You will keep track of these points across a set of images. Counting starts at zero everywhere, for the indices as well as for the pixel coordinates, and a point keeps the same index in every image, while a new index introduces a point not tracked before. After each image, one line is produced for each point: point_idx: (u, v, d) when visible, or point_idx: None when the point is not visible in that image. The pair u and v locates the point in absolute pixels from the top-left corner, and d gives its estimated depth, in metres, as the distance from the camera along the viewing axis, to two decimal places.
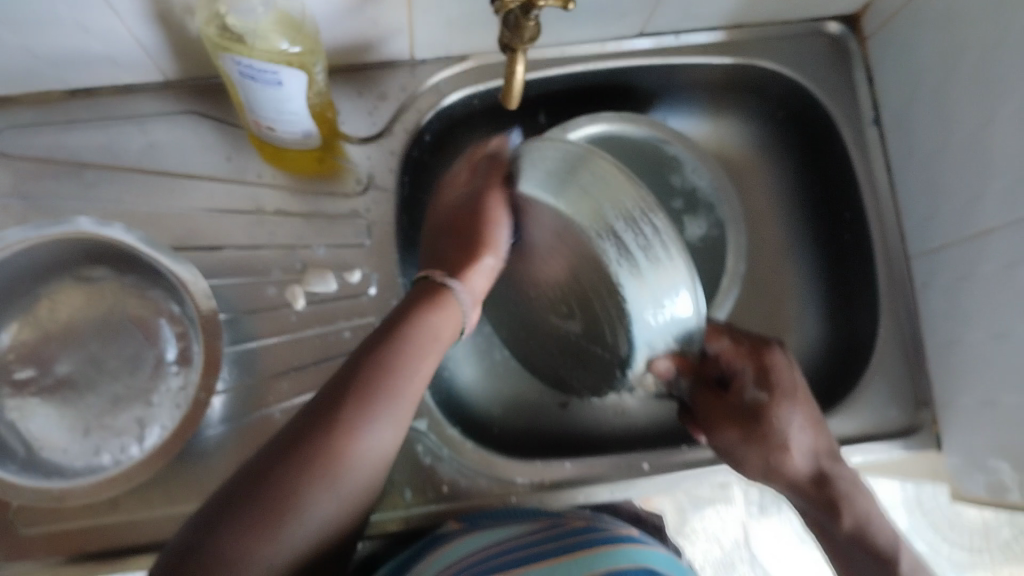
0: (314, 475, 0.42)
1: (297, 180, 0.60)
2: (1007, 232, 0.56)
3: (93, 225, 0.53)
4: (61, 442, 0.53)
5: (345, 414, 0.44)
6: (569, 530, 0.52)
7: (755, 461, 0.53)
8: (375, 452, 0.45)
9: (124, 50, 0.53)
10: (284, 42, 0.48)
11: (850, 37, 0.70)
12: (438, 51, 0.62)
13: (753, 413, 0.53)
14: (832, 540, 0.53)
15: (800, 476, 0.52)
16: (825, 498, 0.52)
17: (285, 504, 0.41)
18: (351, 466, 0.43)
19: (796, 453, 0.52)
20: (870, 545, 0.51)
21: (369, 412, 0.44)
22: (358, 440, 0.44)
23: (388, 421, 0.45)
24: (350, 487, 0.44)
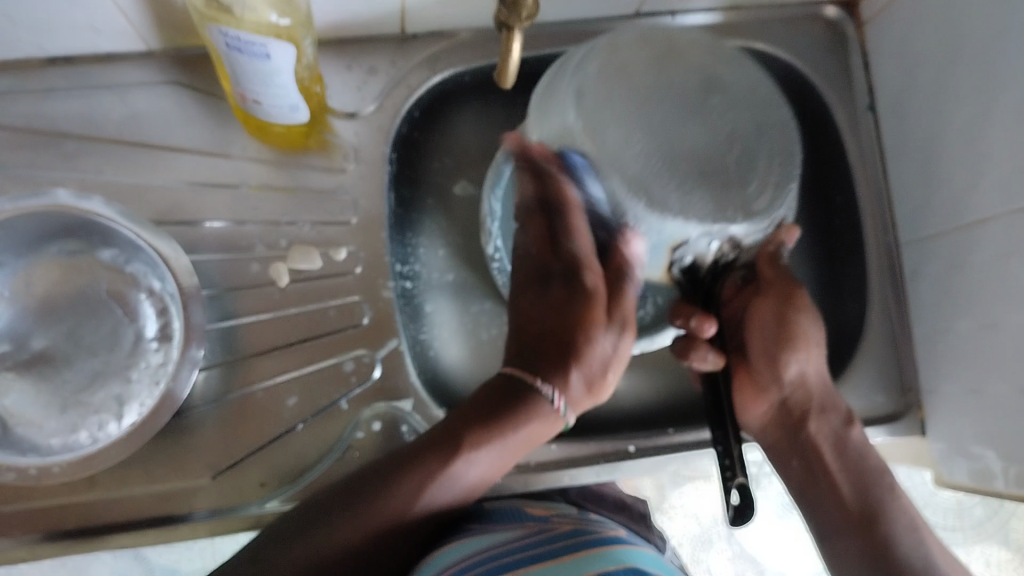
0: (384, 515, 0.50)
1: (283, 154, 0.59)
2: (999, 223, 0.55)
3: (72, 198, 0.52)
4: (39, 418, 0.52)
5: (444, 457, 0.52)
6: (558, 533, 0.53)
7: (804, 352, 0.57)
8: (460, 489, 0.53)
9: (106, 17, 0.52)
10: (272, 14, 0.47)
11: (848, 21, 0.69)
12: (429, 25, 0.61)
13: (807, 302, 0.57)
14: (846, 454, 0.56)
15: (821, 384, 0.57)
16: (839, 407, 0.57)
17: (360, 527, 0.50)
18: (436, 496, 0.52)
19: (819, 359, 0.57)
20: (873, 468, 0.55)
21: (460, 460, 0.52)
22: (441, 487, 0.52)
23: (482, 465, 0.53)
24: (415, 523, 0.52)
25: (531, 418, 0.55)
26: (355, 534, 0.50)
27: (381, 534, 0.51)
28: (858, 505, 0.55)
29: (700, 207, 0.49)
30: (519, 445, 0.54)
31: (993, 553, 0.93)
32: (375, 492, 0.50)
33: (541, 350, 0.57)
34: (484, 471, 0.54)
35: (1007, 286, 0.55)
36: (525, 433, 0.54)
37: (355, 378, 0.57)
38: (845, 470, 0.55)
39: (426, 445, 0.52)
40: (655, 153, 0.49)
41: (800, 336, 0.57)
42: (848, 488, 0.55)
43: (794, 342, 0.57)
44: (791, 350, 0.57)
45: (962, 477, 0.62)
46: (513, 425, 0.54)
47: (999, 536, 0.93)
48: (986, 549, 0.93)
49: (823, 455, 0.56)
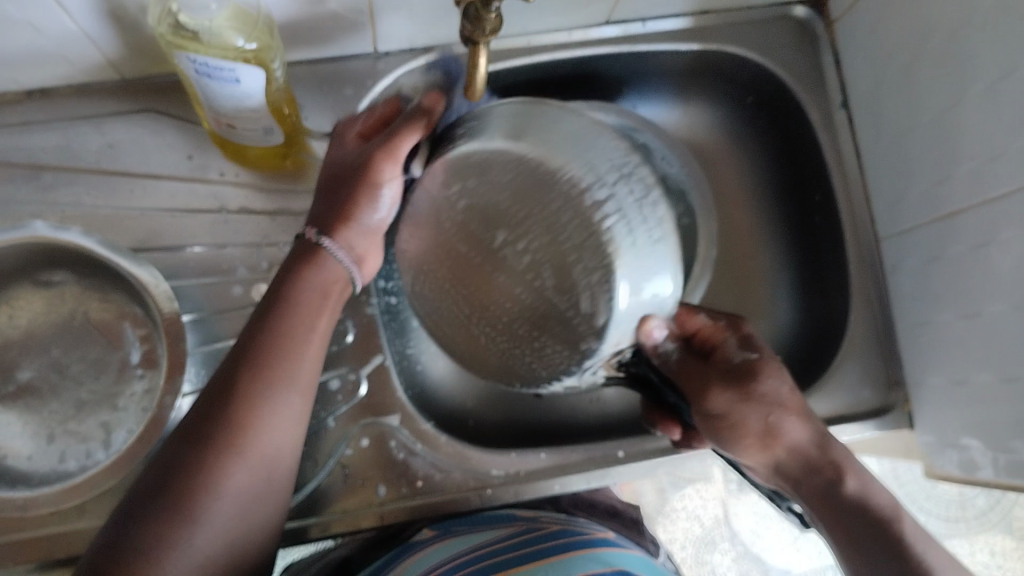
0: (229, 453, 0.45)
1: (262, 177, 0.59)
2: (976, 213, 0.56)
3: (51, 229, 0.52)
4: (28, 449, 0.52)
5: (254, 407, 0.46)
6: (544, 534, 0.56)
7: (754, 422, 0.52)
8: (293, 414, 0.48)
9: (79, 49, 0.52)
10: (239, 39, 0.47)
11: (817, 20, 0.69)
12: (400, 43, 0.61)
13: (747, 372, 0.52)
14: (835, 511, 0.50)
15: (799, 441, 0.52)
16: (827, 460, 0.51)
17: (200, 485, 0.44)
18: (258, 455, 0.46)
19: (793, 418, 0.52)
20: (872, 508, 0.49)
21: (275, 387, 0.47)
22: (274, 408, 0.47)
23: (297, 387, 0.49)
24: (267, 456, 0.47)
25: (323, 278, 0.51)
26: (209, 507, 0.44)
27: (213, 509, 0.44)
28: (858, 558, 0.48)
29: (588, 301, 0.52)
30: (322, 330, 0.51)
31: (997, 543, 0.93)
32: (208, 437, 0.45)
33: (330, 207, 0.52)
34: (293, 425, 0.48)
35: (986, 275, 0.56)
36: (320, 313, 0.50)
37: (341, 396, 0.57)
38: (837, 528, 0.50)
39: (236, 392, 0.46)
40: (547, 257, 0.53)
41: (742, 428, 0.52)
42: (845, 544, 0.49)
43: (734, 422, 0.52)
44: (735, 434, 0.53)
45: (951, 469, 0.62)
46: (303, 287, 0.50)
47: (1003, 526, 0.93)
48: (990, 539, 0.93)
49: (820, 518, 0.51)
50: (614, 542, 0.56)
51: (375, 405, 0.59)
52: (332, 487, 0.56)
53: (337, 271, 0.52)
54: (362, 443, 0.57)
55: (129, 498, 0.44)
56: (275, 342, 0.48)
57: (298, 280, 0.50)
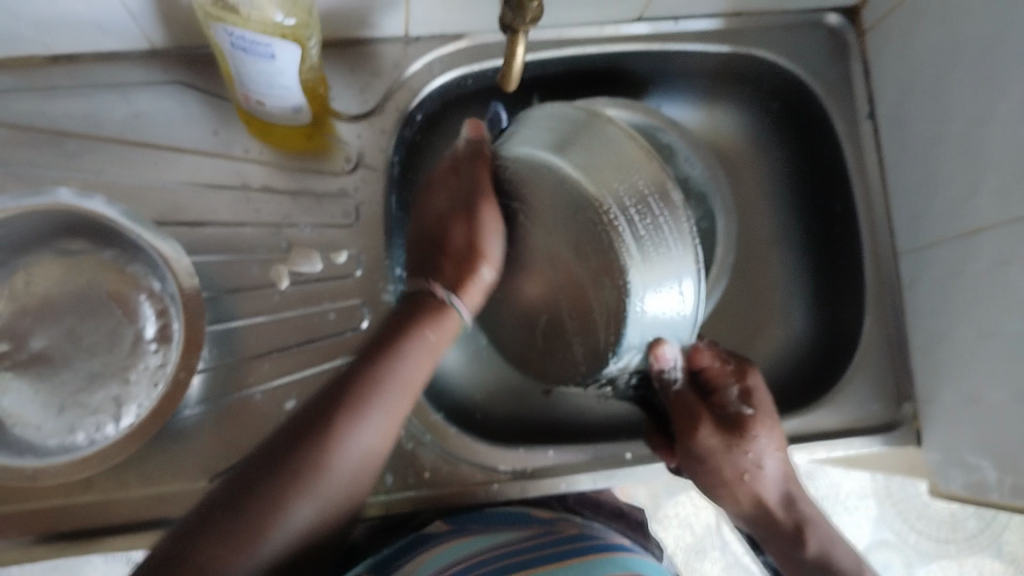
0: (300, 486, 0.44)
1: (285, 157, 0.59)
2: (1000, 231, 0.55)
3: (73, 197, 0.51)
4: (37, 418, 0.52)
5: (335, 434, 0.45)
6: (563, 538, 0.55)
7: (728, 472, 0.54)
8: (365, 453, 0.47)
9: (111, 15, 0.51)
10: (278, 14, 0.46)
11: (849, 29, 0.69)
12: (432, 29, 0.60)
13: (734, 425, 0.54)
14: (795, 569, 0.55)
15: (769, 497, 0.55)
16: (794, 521, 0.55)
17: (265, 513, 0.43)
18: (338, 470, 0.45)
19: (769, 476, 0.55)
20: (835, 568, 0.54)
21: (351, 428, 0.46)
22: (348, 443, 0.46)
23: (375, 427, 0.47)
24: (332, 493, 0.46)
25: (430, 311, 0.53)
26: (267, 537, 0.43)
27: (288, 520, 0.44)
28: None
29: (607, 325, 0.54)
30: (411, 376, 0.50)
31: (985, 566, 0.93)
32: (283, 468, 0.44)
33: (428, 252, 0.56)
34: (379, 440, 0.48)
35: (1005, 294, 0.55)
36: (417, 347, 0.50)
37: None
38: None
39: (322, 413, 0.46)
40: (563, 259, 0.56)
41: (719, 477, 0.55)
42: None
43: (711, 472, 0.55)
44: (711, 482, 0.55)
45: (957, 488, 0.62)
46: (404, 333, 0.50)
47: (992, 549, 0.93)
48: (979, 561, 0.93)
49: (783, 571, 0.56)
50: (631, 548, 0.55)
51: None
52: None
53: (445, 307, 0.53)
54: None
55: (192, 514, 0.43)
56: (356, 389, 0.47)
57: (408, 323, 0.51)
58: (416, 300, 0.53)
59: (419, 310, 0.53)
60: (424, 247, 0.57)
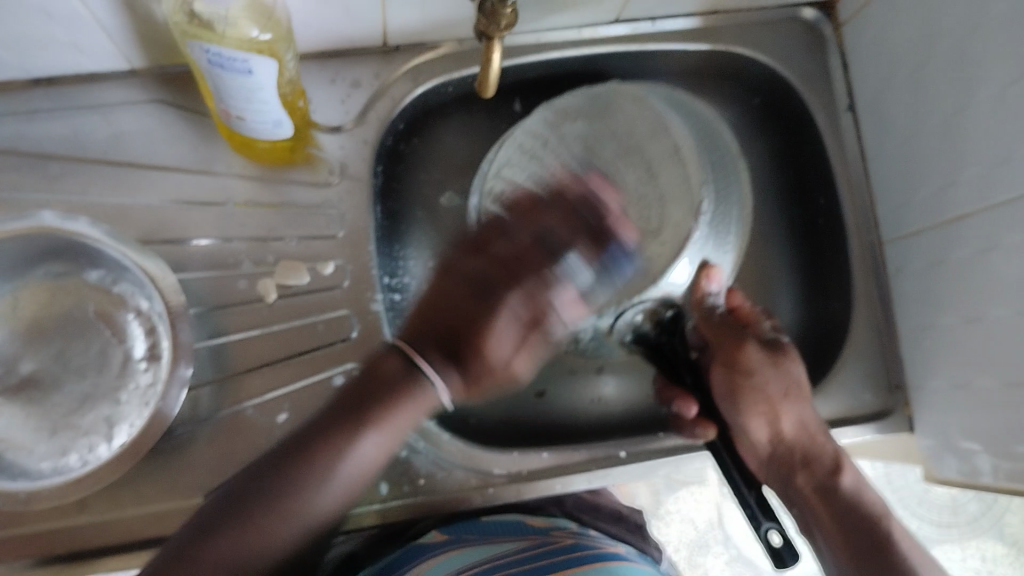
0: (278, 518, 0.44)
1: (268, 170, 0.59)
2: (980, 216, 0.56)
3: (56, 219, 0.52)
4: (30, 442, 0.52)
5: (323, 472, 0.45)
6: (560, 548, 0.55)
7: (772, 387, 0.56)
8: (343, 493, 0.46)
9: (87, 36, 0.51)
10: (253, 30, 0.47)
11: (825, 22, 0.69)
12: (411, 38, 0.61)
13: (777, 344, 0.57)
14: (828, 502, 0.52)
15: (806, 422, 0.56)
16: (829, 449, 0.55)
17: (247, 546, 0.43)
18: (309, 513, 0.45)
19: (807, 401, 0.56)
20: (863, 504, 0.52)
21: (332, 469, 0.45)
22: (327, 484, 0.45)
23: (359, 460, 0.46)
24: (312, 526, 0.45)
25: (411, 399, 0.46)
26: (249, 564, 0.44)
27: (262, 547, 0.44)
28: (856, 539, 0.50)
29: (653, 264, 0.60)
30: (407, 420, 0.46)
31: (988, 549, 0.93)
32: (259, 497, 0.44)
33: (445, 329, 0.46)
34: (366, 468, 0.46)
35: (989, 279, 0.56)
36: (402, 412, 0.46)
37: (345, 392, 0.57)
38: (834, 516, 0.52)
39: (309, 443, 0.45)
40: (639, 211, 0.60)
41: (758, 393, 0.56)
42: (833, 533, 0.51)
43: (751, 386, 0.56)
44: (747, 402, 0.56)
45: (951, 473, 0.63)
46: (394, 399, 0.46)
47: (994, 532, 0.94)
48: (981, 545, 0.93)
49: (809, 503, 0.54)
50: (624, 556, 0.56)
51: None
52: None
53: (430, 392, 0.46)
54: None
55: (189, 521, 0.44)
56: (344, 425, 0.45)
57: (399, 387, 0.46)
58: (394, 361, 0.46)
59: (412, 379, 0.46)
60: (440, 325, 0.47)
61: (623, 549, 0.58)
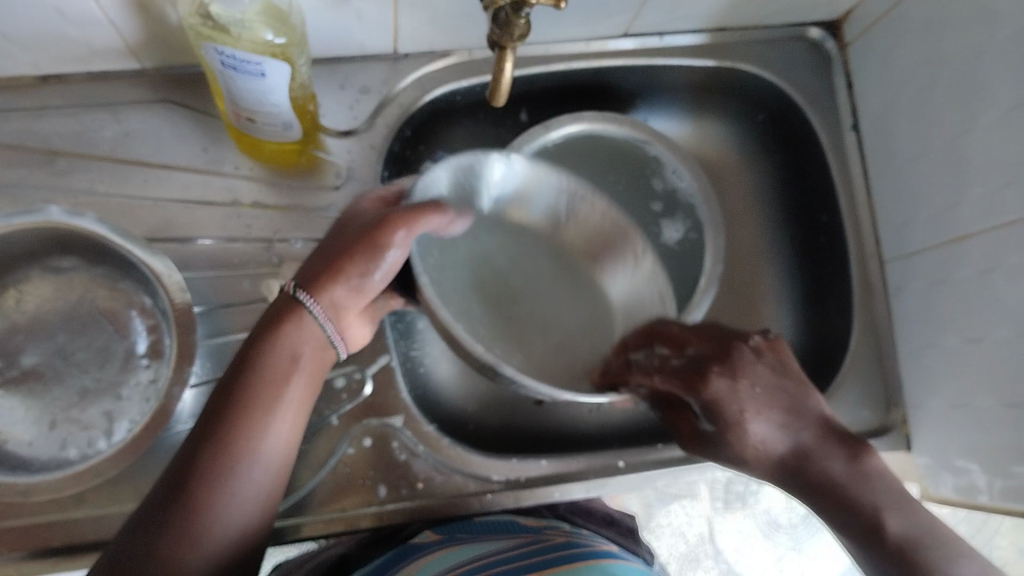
0: (224, 476, 0.43)
1: (275, 172, 0.59)
2: (983, 238, 0.56)
3: (64, 215, 0.52)
4: (29, 434, 0.52)
5: (247, 428, 0.44)
6: (551, 546, 0.55)
7: (736, 467, 0.54)
8: (280, 441, 0.46)
9: (100, 35, 0.52)
10: (268, 33, 0.47)
11: (831, 42, 0.70)
12: (420, 45, 0.61)
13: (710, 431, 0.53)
14: (848, 531, 0.48)
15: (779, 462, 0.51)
16: (812, 479, 0.50)
17: (195, 523, 0.42)
18: (255, 461, 0.45)
19: (761, 442, 0.51)
20: (878, 527, 0.47)
21: (257, 426, 0.45)
22: (262, 436, 0.45)
23: (293, 401, 0.47)
24: (263, 476, 0.45)
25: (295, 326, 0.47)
26: (204, 536, 0.42)
27: (216, 531, 0.43)
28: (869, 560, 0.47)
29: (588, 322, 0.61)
30: (314, 361, 0.48)
31: None
32: (202, 467, 0.43)
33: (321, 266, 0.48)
34: (291, 426, 0.47)
35: (991, 300, 0.56)
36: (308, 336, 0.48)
37: (346, 395, 0.58)
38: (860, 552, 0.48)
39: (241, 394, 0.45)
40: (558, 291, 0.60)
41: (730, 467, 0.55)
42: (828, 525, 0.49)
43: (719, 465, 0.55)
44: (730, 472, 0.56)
45: (947, 491, 0.63)
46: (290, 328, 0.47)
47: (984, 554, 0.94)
48: None
49: (810, 502, 0.50)
50: (616, 554, 0.56)
51: (381, 404, 0.59)
52: (333, 484, 0.56)
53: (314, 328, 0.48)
54: (364, 443, 0.57)
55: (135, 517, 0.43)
56: (264, 345, 0.46)
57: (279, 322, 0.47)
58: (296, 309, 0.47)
59: (286, 316, 0.47)
60: (317, 262, 0.48)
61: (616, 548, 0.58)
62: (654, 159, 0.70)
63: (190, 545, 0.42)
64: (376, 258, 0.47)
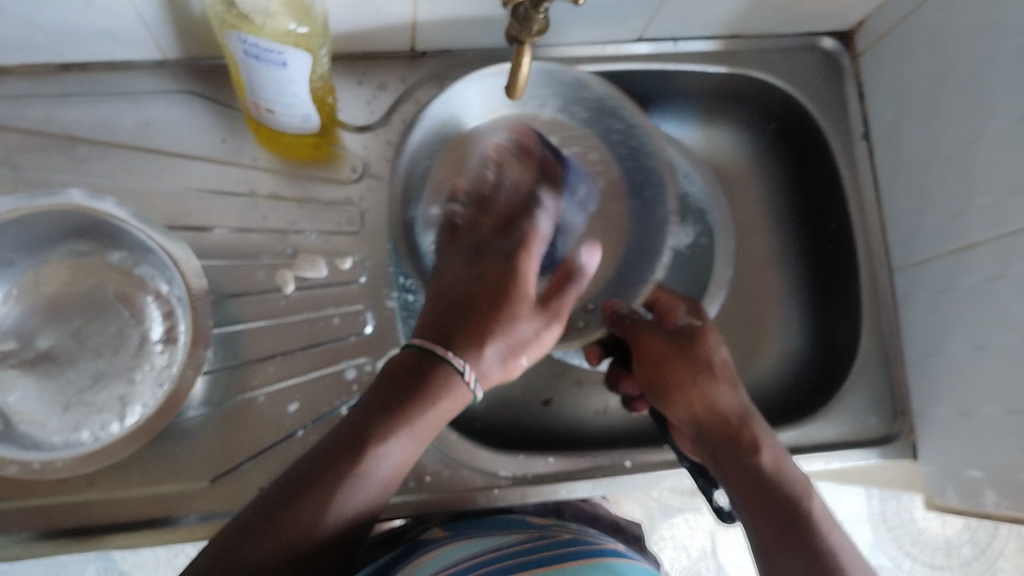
0: (335, 486, 0.44)
1: (292, 166, 0.60)
2: (990, 246, 0.57)
3: (84, 198, 0.53)
4: (42, 416, 0.52)
5: (349, 464, 0.45)
6: (556, 542, 0.55)
7: (681, 376, 0.54)
8: (394, 465, 0.47)
9: (128, 25, 0.53)
10: (291, 23, 0.48)
11: (843, 53, 0.71)
12: (439, 44, 0.62)
13: (688, 336, 0.56)
14: (743, 479, 0.50)
15: (722, 404, 0.53)
16: (743, 433, 0.52)
17: (300, 520, 0.43)
18: (372, 477, 0.45)
19: (723, 383, 0.54)
20: (782, 484, 0.49)
21: (375, 447, 0.45)
22: (377, 459, 0.45)
23: (407, 442, 0.47)
24: (372, 492, 0.46)
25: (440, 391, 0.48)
26: (313, 531, 0.43)
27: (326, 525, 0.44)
28: (770, 511, 0.48)
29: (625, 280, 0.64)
30: (427, 431, 0.48)
31: None
32: (317, 479, 0.44)
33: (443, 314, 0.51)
34: (406, 455, 0.47)
35: (998, 308, 0.56)
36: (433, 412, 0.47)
37: (356, 386, 0.57)
38: (761, 509, 0.49)
39: (365, 421, 0.46)
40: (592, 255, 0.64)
41: (672, 381, 0.54)
42: (750, 508, 0.49)
43: (669, 382, 0.55)
44: (665, 395, 0.55)
45: (952, 501, 0.63)
46: (426, 385, 0.48)
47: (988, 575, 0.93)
48: None
49: (721, 450, 0.52)
50: (622, 553, 0.55)
51: None
52: None
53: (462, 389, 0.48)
54: None
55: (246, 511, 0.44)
56: (390, 397, 0.47)
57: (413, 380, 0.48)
58: (410, 359, 0.49)
59: (429, 382, 0.48)
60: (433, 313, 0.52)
61: (621, 547, 0.58)
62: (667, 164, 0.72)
63: (291, 532, 0.43)
64: (550, 320, 0.53)
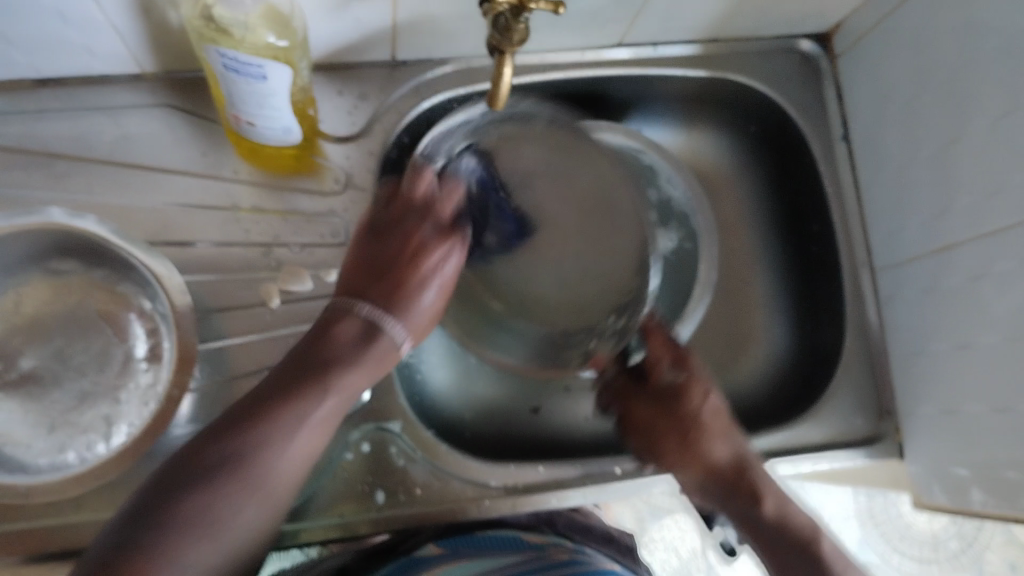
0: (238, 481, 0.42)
1: (274, 177, 0.60)
2: (971, 245, 0.57)
3: (66, 216, 0.53)
4: (28, 438, 0.52)
5: (255, 452, 0.43)
6: (553, 561, 0.56)
7: (671, 442, 0.58)
8: (300, 459, 0.46)
9: (106, 40, 0.52)
10: (270, 36, 0.48)
11: (821, 55, 0.71)
12: (419, 53, 0.62)
13: (672, 394, 0.59)
14: (755, 532, 0.55)
15: (716, 461, 0.57)
16: (745, 487, 0.55)
17: (202, 520, 0.41)
18: (273, 476, 0.44)
19: (715, 439, 0.57)
20: (790, 527, 0.54)
21: (284, 435, 0.44)
22: (290, 446, 0.45)
23: (308, 438, 0.46)
24: (275, 490, 0.44)
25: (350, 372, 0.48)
26: (213, 533, 0.41)
27: (214, 538, 0.41)
28: (774, 549, 0.54)
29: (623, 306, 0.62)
30: (327, 420, 0.47)
31: None
32: (226, 469, 0.42)
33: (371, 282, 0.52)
34: (311, 447, 0.46)
35: (980, 306, 0.57)
36: (359, 379, 0.48)
37: None
38: (765, 550, 0.54)
39: (275, 408, 0.45)
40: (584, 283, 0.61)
41: (665, 446, 0.58)
42: (755, 542, 0.55)
43: (660, 449, 0.58)
44: (661, 460, 0.58)
45: (940, 499, 0.63)
46: (338, 370, 0.48)
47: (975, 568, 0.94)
48: None
49: (728, 506, 0.56)
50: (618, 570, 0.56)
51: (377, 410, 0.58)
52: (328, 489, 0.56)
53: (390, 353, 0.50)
54: (364, 449, 0.57)
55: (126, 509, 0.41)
56: (304, 389, 0.46)
57: (342, 360, 0.48)
58: (352, 326, 0.50)
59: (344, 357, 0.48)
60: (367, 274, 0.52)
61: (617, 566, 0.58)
62: (649, 168, 0.71)
63: (196, 535, 0.40)
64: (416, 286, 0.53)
